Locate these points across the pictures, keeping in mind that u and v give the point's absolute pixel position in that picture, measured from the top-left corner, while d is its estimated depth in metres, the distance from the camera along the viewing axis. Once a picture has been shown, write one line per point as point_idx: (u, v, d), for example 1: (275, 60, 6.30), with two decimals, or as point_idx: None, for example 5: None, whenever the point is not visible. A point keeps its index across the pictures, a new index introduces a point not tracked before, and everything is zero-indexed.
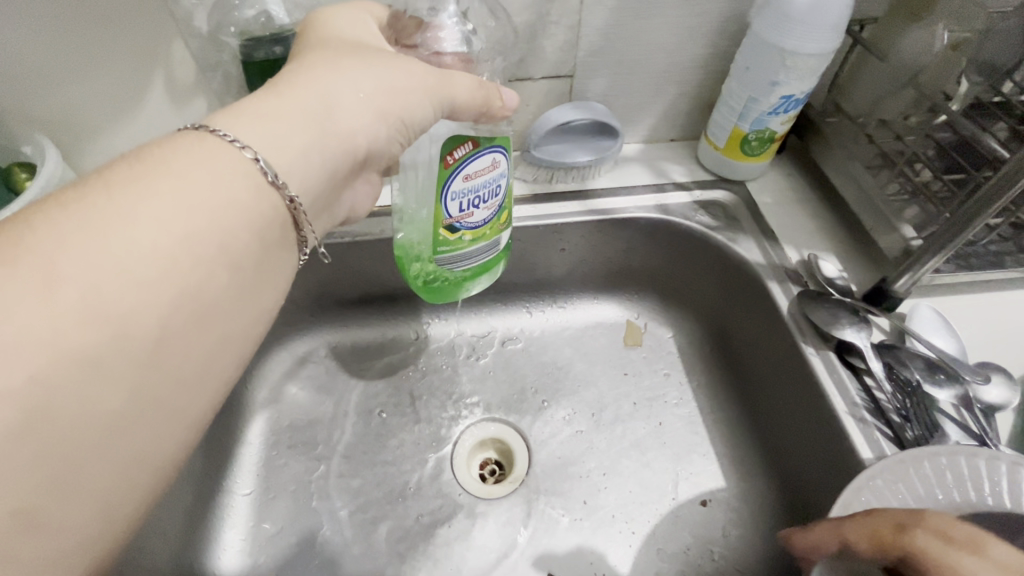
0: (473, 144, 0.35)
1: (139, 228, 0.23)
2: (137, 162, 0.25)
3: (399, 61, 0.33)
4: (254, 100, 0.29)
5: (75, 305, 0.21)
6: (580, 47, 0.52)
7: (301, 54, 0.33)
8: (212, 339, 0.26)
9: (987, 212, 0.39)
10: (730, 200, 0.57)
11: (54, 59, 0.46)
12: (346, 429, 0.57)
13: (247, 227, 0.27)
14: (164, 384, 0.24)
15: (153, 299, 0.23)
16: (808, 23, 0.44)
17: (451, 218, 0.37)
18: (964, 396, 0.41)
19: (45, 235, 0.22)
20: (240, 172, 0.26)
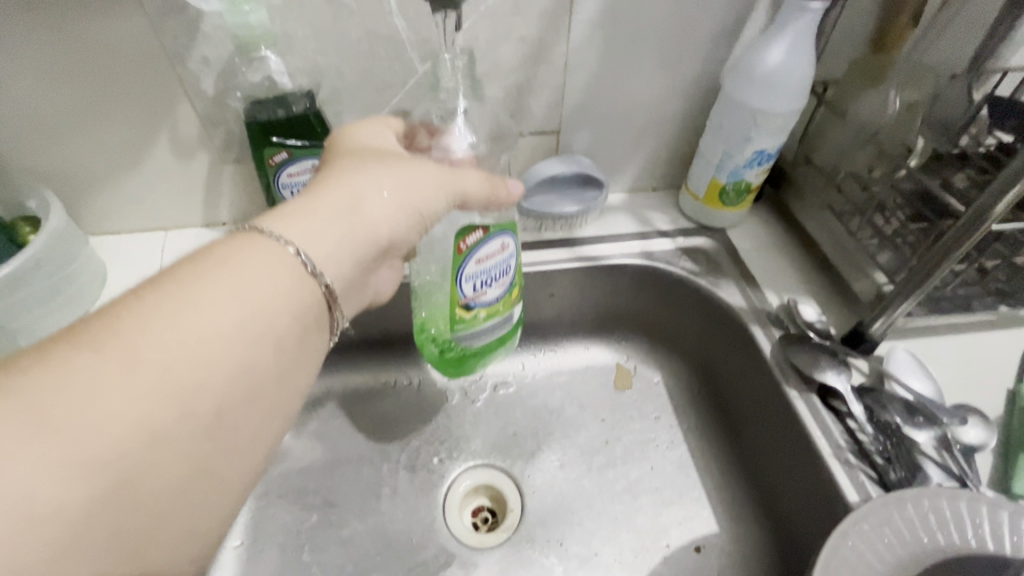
0: (482, 232, 0.40)
1: (206, 317, 0.26)
2: (205, 255, 0.28)
3: (417, 164, 0.37)
4: (294, 203, 0.32)
5: (150, 387, 0.23)
6: (565, 105, 0.55)
7: (332, 162, 0.37)
8: (259, 417, 0.28)
9: (953, 257, 0.41)
10: (711, 246, 0.60)
11: (65, 119, 0.48)
12: (337, 477, 0.57)
13: (293, 313, 0.29)
14: (216, 459, 0.26)
15: (215, 380, 0.25)
16: (774, 85, 0.48)
17: (466, 298, 0.42)
18: (942, 437, 0.42)
19: (129, 323, 0.24)
20: (290, 262, 0.29)
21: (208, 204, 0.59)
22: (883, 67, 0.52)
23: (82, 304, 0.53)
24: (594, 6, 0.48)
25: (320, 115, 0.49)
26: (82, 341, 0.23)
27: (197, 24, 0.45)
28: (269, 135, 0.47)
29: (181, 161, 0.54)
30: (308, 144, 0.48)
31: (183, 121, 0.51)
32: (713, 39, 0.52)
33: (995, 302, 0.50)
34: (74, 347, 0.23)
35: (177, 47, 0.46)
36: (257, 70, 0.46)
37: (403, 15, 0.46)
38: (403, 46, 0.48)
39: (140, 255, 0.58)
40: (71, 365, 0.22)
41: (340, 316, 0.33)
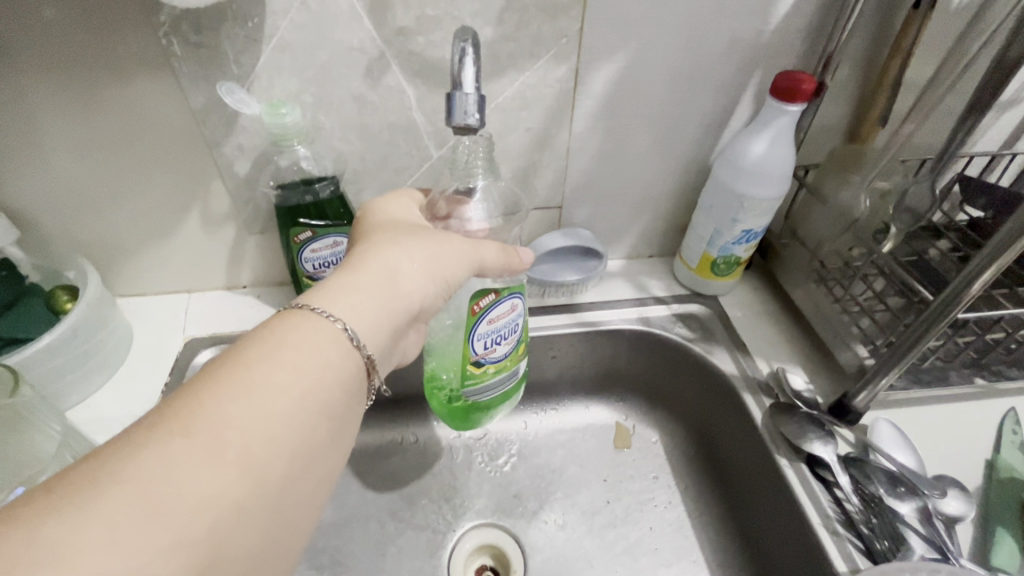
0: (494, 296, 0.44)
1: (275, 397, 0.29)
2: (266, 338, 0.31)
3: (441, 236, 0.41)
4: (335, 279, 0.36)
5: (232, 464, 0.26)
6: (567, 184, 0.60)
7: (365, 237, 0.41)
8: (315, 482, 0.31)
9: (927, 337, 0.44)
10: (705, 313, 0.63)
11: (107, 198, 0.53)
12: (344, 536, 0.58)
13: (342, 384, 0.32)
14: (282, 523, 0.29)
15: (283, 453, 0.28)
16: (757, 176, 0.52)
17: (477, 355, 0.45)
18: (924, 509, 0.44)
19: (209, 405, 0.27)
20: (338, 340, 0.33)
21: (231, 269, 0.62)
22: (856, 156, 0.58)
23: (110, 366, 0.56)
24: (595, 101, 0.53)
25: (342, 196, 0.53)
26: (167, 427, 0.26)
27: (235, 118, 0.49)
28: (297, 216, 0.52)
29: (210, 233, 0.58)
30: (331, 224, 0.52)
31: (215, 198, 0.55)
32: (703, 128, 0.57)
33: (972, 374, 0.53)
34: (164, 431, 0.26)
35: (215, 136, 0.50)
36: (287, 157, 0.51)
37: (421, 110, 0.51)
38: (420, 135, 0.53)
39: (164, 317, 0.62)
40: (163, 451, 0.25)
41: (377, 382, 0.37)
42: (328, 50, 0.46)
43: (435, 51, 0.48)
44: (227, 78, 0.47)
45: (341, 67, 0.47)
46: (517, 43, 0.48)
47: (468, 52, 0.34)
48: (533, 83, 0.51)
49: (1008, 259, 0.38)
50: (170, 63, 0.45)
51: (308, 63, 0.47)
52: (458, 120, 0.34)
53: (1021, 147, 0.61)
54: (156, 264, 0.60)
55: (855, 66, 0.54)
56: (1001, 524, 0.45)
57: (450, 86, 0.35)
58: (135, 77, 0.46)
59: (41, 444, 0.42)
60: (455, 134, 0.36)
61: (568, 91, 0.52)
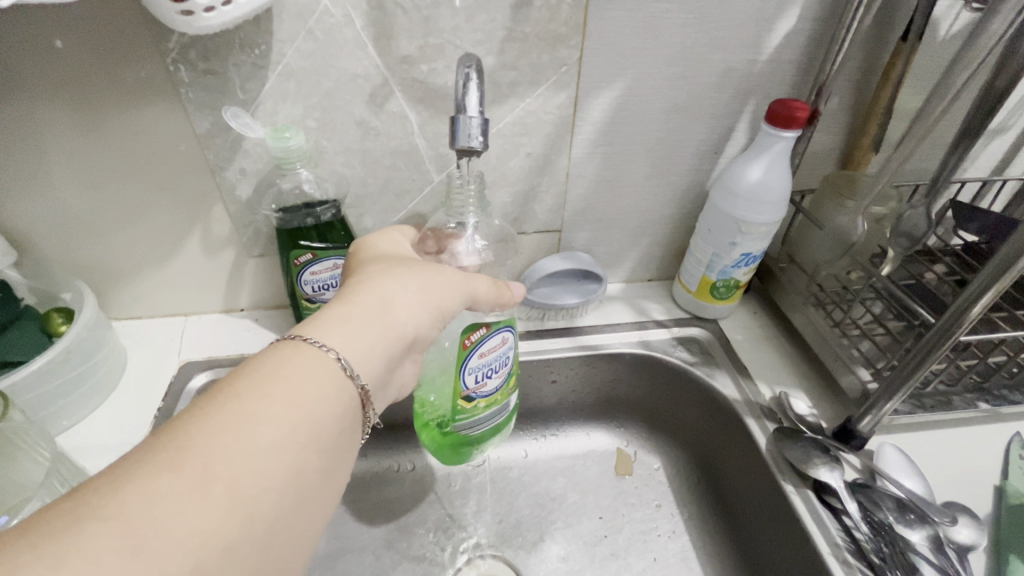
0: (485, 329, 0.43)
1: (265, 428, 0.28)
2: (256, 370, 0.30)
3: (433, 266, 0.41)
4: (329, 310, 0.36)
5: (222, 499, 0.25)
6: (567, 208, 0.60)
7: (358, 269, 0.41)
8: (304, 519, 0.30)
9: (931, 360, 0.43)
10: (705, 337, 0.63)
11: (108, 220, 0.53)
12: (339, 568, 0.56)
13: (335, 415, 0.31)
14: (269, 562, 0.27)
15: (273, 487, 0.27)
16: (754, 199, 0.53)
17: (468, 390, 0.44)
18: (935, 537, 0.43)
19: (196, 438, 0.26)
20: (329, 370, 0.32)
21: (229, 293, 0.62)
22: (852, 180, 0.58)
23: (102, 391, 0.55)
24: (594, 128, 0.54)
25: (343, 220, 0.54)
26: (156, 461, 0.25)
27: (239, 142, 0.50)
28: (297, 240, 0.52)
29: (209, 256, 0.58)
30: (331, 247, 0.53)
31: (216, 221, 0.55)
32: (700, 154, 0.58)
33: (975, 399, 0.52)
34: (149, 466, 0.25)
35: (218, 160, 0.51)
36: (289, 180, 0.51)
37: (423, 135, 0.52)
38: (422, 160, 0.54)
39: (160, 341, 0.61)
40: (151, 486, 0.24)
41: (370, 415, 0.36)
42: (333, 77, 0.47)
43: (437, 78, 0.49)
44: (232, 103, 0.47)
45: (345, 93, 0.48)
46: (518, 71, 0.49)
47: (473, 78, 0.35)
48: (533, 109, 0.52)
49: (1006, 283, 0.38)
50: (176, 88, 0.46)
51: (312, 89, 0.48)
52: (462, 142, 0.35)
53: (1009, 173, 0.62)
54: (154, 287, 0.59)
55: (847, 95, 0.55)
56: (1013, 552, 0.44)
57: (454, 109, 0.35)
58: (141, 101, 0.46)
59: (29, 470, 0.40)
60: (458, 157, 0.36)
61: (568, 117, 0.53)
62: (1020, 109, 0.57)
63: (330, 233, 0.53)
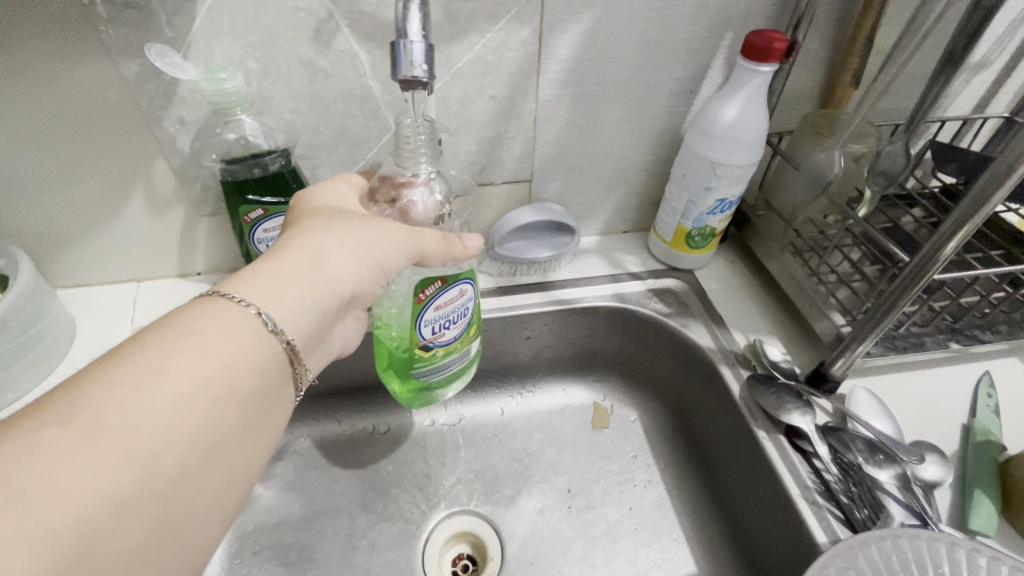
0: (440, 282, 0.42)
1: (164, 380, 0.26)
2: (165, 324, 0.29)
3: (376, 222, 0.39)
4: (258, 264, 0.34)
5: (116, 453, 0.24)
6: (536, 157, 0.57)
7: (297, 221, 0.39)
8: (221, 477, 0.29)
9: (903, 303, 0.43)
10: (680, 287, 0.62)
11: (38, 178, 0.48)
12: (314, 530, 0.56)
13: (254, 370, 0.30)
14: (180, 518, 0.27)
15: (177, 439, 0.26)
16: (728, 139, 0.51)
17: (424, 340, 0.43)
18: (902, 476, 0.43)
19: (91, 391, 0.25)
20: (248, 324, 0.31)
21: (182, 255, 0.59)
22: (830, 119, 0.56)
23: (48, 364, 0.52)
24: (561, 67, 0.51)
25: (295, 171, 0.50)
26: (48, 413, 0.24)
27: (173, 87, 0.46)
28: (245, 193, 0.49)
29: (156, 217, 0.54)
30: (283, 201, 0.49)
31: (158, 177, 0.51)
32: (674, 94, 0.55)
33: (946, 339, 0.52)
34: (39, 419, 0.24)
35: (152, 109, 0.46)
36: (233, 129, 0.47)
37: (377, 77, 0.48)
38: (378, 105, 0.50)
39: (112, 309, 0.58)
40: (36, 439, 0.23)
41: (303, 373, 0.35)
42: (270, 11, 0.43)
43: (388, 11, 0.45)
44: (159, 41, 0.43)
45: (286, 29, 0.44)
46: (476, 3, 0.45)
47: (413, 0, 0.33)
48: (495, 47, 0.48)
49: (976, 224, 0.37)
50: (94, 26, 0.41)
51: (249, 24, 0.43)
52: (404, 71, 0.33)
53: (990, 111, 0.61)
54: (99, 251, 0.56)
55: (827, 29, 0.52)
56: (979, 488, 0.44)
57: (395, 35, 0.33)
58: (55, 42, 0.41)
59: None
60: (402, 90, 0.34)
61: (533, 55, 0.49)
62: (1005, 41, 0.55)
63: (281, 186, 0.50)
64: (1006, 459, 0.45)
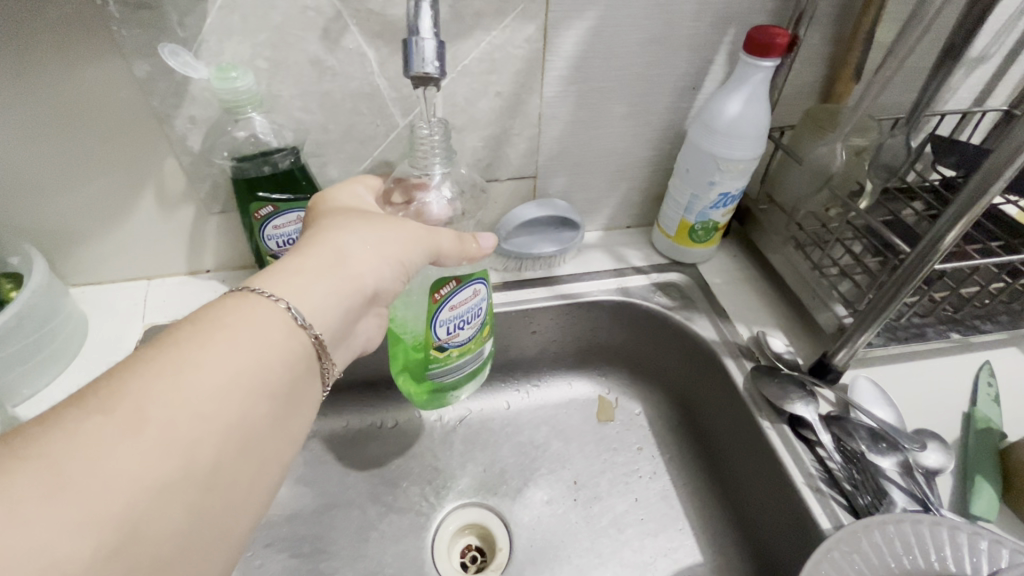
0: (455, 282, 0.43)
1: (201, 373, 0.27)
2: (197, 319, 0.30)
3: (395, 220, 0.40)
4: (282, 262, 0.35)
5: (157, 443, 0.25)
6: (541, 153, 0.58)
7: (316, 221, 0.40)
8: (254, 467, 0.29)
9: (904, 293, 0.43)
10: (684, 281, 0.63)
11: (51, 177, 0.49)
12: (325, 523, 0.57)
13: (284, 363, 0.31)
14: (217, 507, 0.27)
15: (214, 429, 0.27)
16: (731, 134, 0.51)
17: (440, 340, 0.45)
18: (904, 462, 0.44)
19: (131, 383, 0.26)
20: (277, 319, 0.31)
21: (192, 253, 0.59)
22: (832, 114, 0.57)
23: (61, 362, 0.53)
24: (566, 63, 0.51)
25: (304, 168, 0.51)
26: (92, 404, 0.25)
27: (184, 86, 0.46)
28: (256, 191, 0.49)
29: (166, 215, 0.55)
30: (292, 198, 0.50)
31: (169, 175, 0.52)
32: (678, 90, 0.56)
33: (947, 330, 0.52)
34: (84, 410, 0.25)
35: (163, 108, 0.47)
36: (243, 127, 0.48)
37: (384, 75, 0.49)
38: (385, 103, 0.51)
39: (123, 307, 0.58)
40: (81, 431, 0.24)
41: (328, 367, 0.35)
42: (280, 10, 0.44)
43: (395, 9, 0.45)
44: (170, 40, 0.43)
45: (295, 28, 0.45)
46: (482, 1, 0.45)
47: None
48: (500, 44, 0.48)
49: (976, 213, 0.38)
50: (107, 26, 0.42)
51: (259, 24, 0.44)
52: (416, 69, 0.33)
53: (989, 104, 0.61)
54: (110, 249, 0.56)
55: (828, 26, 0.52)
56: (980, 474, 0.45)
57: (407, 33, 0.34)
58: (69, 44, 0.42)
59: None
60: (414, 87, 0.35)
61: (538, 51, 0.50)
62: (1003, 35, 0.56)
63: (291, 183, 0.50)
64: (1006, 447, 0.46)
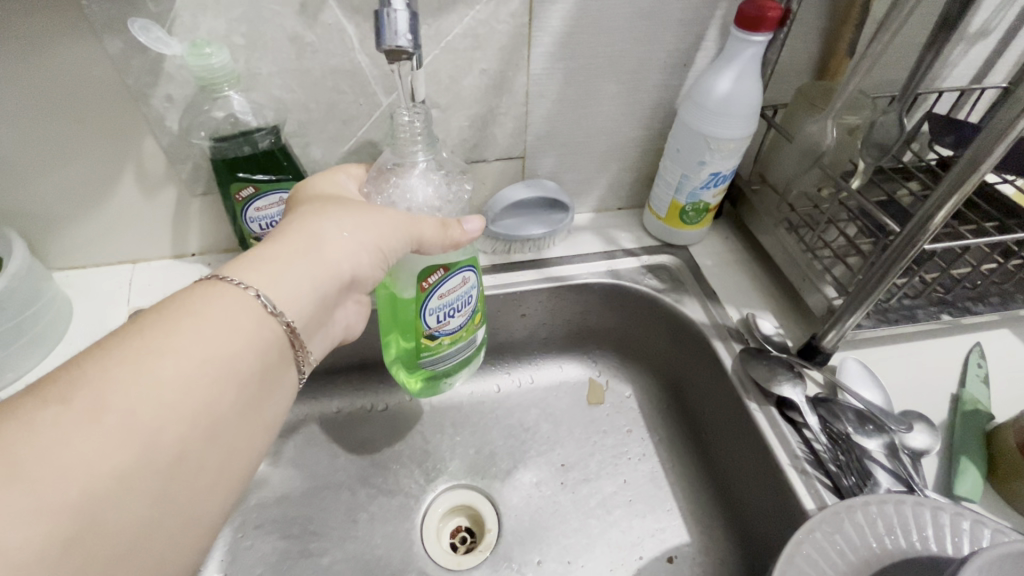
0: (443, 271, 0.42)
1: (163, 361, 0.27)
2: (165, 308, 0.29)
3: (374, 207, 0.39)
4: (256, 249, 0.35)
5: (114, 432, 0.25)
6: (529, 132, 0.57)
7: (296, 209, 0.40)
8: (221, 455, 0.29)
9: (894, 273, 0.43)
10: (675, 263, 0.62)
11: (28, 159, 0.48)
12: (315, 505, 0.57)
13: (253, 350, 0.31)
14: (181, 495, 0.27)
15: (176, 417, 0.27)
16: (721, 112, 0.50)
17: (430, 329, 0.44)
18: (891, 444, 0.44)
19: (90, 372, 0.26)
20: (247, 308, 0.31)
21: (176, 236, 0.59)
22: (825, 91, 0.56)
23: (43, 345, 0.52)
24: (552, 39, 0.50)
25: (285, 149, 0.50)
26: (52, 393, 0.25)
27: (159, 64, 0.45)
28: (236, 171, 0.48)
29: (148, 199, 0.54)
30: (274, 178, 0.49)
31: (149, 157, 0.51)
32: (668, 67, 0.55)
33: (938, 311, 0.52)
34: (42, 400, 0.25)
35: (139, 86, 0.46)
36: (221, 107, 0.47)
37: (365, 51, 0.48)
38: (367, 80, 0.50)
39: (108, 291, 0.58)
40: (37, 418, 0.24)
41: (302, 355, 0.35)
42: None
43: None
44: (142, 15, 0.42)
45: (272, 3, 0.43)
46: None
47: None
48: (485, 19, 0.47)
49: (966, 191, 0.37)
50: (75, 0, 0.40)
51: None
52: (388, 42, 0.33)
53: (988, 81, 0.60)
54: (92, 233, 0.56)
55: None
56: (966, 455, 0.45)
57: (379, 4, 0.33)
58: (39, 22, 0.41)
59: None
60: (388, 61, 0.34)
61: (523, 27, 0.48)
62: (1004, 9, 0.54)
63: (272, 163, 0.49)
64: (993, 427, 0.46)
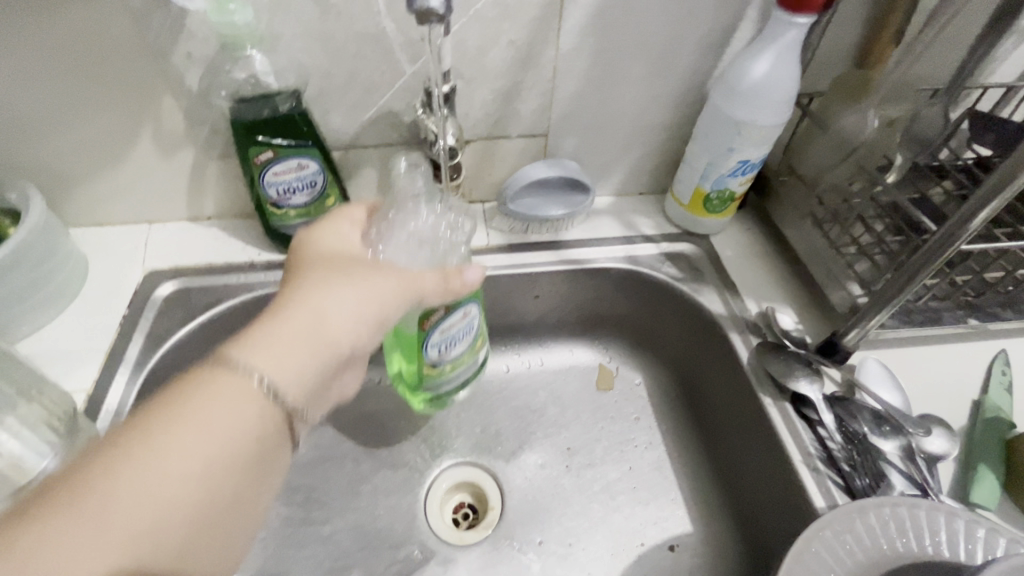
0: (445, 309, 0.44)
1: (168, 459, 0.28)
2: (170, 404, 0.30)
3: (378, 268, 0.39)
4: (257, 328, 0.34)
5: (121, 533, 0.26)
6: (553, 110, 0.55)
7: (297, 271, 0.39)
8: (224, 522, 0.31)
9: (925, 274, 0.41)
10: (694, 252, 0.61)
11: (47, 112, 0.48)
12: (320, 474, 0.57)
13: (254, 429, 0.32)
14: (185, 567, 0.28)
15: (179, 510, 0.28)
16: (755, 97, 0.48)
17: (432, 360, 0.47)
18: (907, 447, 0.43)
19: (99, 481, 0.26)
20: (249, 401, 0.31)
21: (191, 199, 0.58)
22: (865, 81, 0.54)
23: (61, 300, 0.52)
24: (585, 13, 0.48)
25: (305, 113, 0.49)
26: (61, 492, 0.26)
27: (181, 21, 0.44)
28: (254, 134, 0.47)
29: (164, 159, 0.53)
30: (293, 144, 0.48)
31: (167, 116, 0.50)
32: (702, 48, 0.52)
33: (964, 315, 0.51)
34: (54, 503, 0.25)
35: (160, 43, 0.45)
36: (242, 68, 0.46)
37: (390, 17, 0.46)
38: (391, 47, 0.48)
39: (121, 248, 0.57)
40: (47, 522, 0.25)
41: (299, 434, 0.36)
42: None
43: None
44: None
45: None
46: None
47: None
48: None
49: (1006, 199, 0.35)
50: None
51: None
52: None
53: None
54: (107, 191, 0.55)
55: None
56: (983, 463, 0.44)
57: None
58: None
59: None
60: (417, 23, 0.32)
61: None
62: None
63: (292, 127, 0.48)
64: (1013, 436, 0.45)
